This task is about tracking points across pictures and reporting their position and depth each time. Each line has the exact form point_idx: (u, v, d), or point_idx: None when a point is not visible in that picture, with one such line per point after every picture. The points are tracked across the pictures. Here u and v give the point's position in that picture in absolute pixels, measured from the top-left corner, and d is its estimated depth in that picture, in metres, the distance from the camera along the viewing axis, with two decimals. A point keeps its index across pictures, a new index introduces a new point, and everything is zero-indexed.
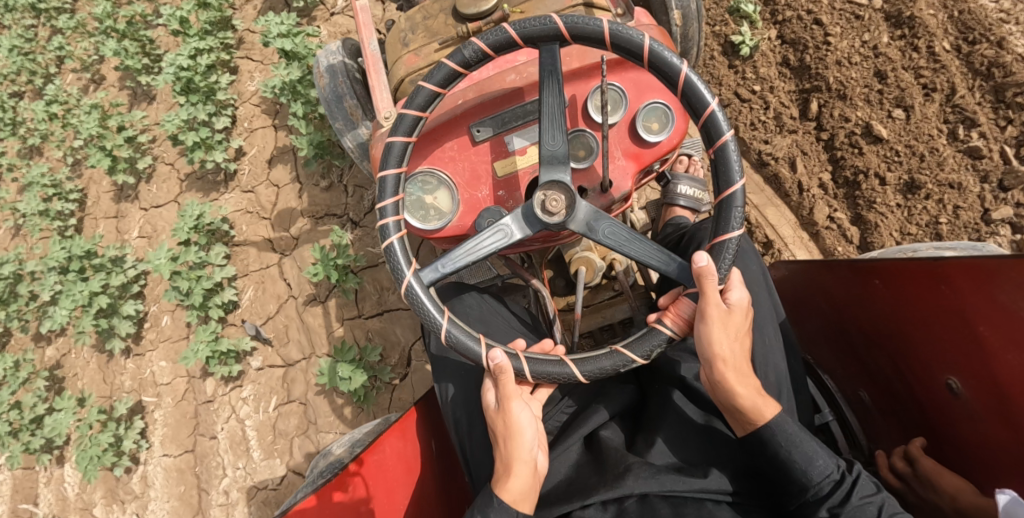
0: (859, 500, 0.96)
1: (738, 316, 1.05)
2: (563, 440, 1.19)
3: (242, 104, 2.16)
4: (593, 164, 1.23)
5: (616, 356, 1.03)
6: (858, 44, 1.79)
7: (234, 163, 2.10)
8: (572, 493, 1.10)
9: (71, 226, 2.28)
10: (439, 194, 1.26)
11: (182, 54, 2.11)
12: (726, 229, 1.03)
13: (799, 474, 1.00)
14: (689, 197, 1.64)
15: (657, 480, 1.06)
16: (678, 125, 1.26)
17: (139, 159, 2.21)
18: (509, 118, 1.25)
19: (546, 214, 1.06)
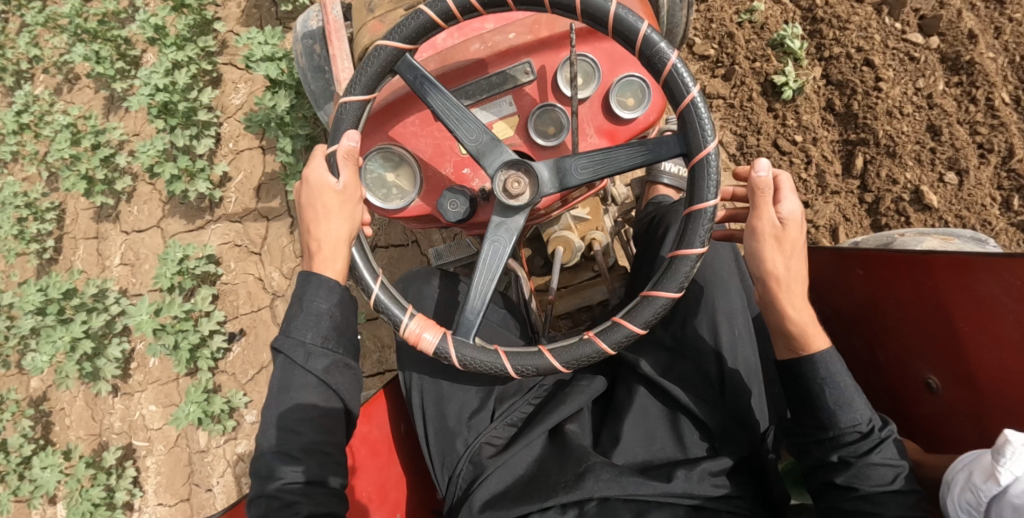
0: (878, 458, 0.94)
1: (794, 229, 0.99)
2: (526, 434, 1.09)
3: (227, 120, 2.06)
4: (563, 142, 1.15)
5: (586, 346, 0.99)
6: (911, 90, 1.70)
7: (219, 190, 2.01)
8: (530, 492, 1.02)
9: (49, 249, 2.18)
10: (400, 171, 1.17)
11: (157, 70, 1.99)
12: (688, 245, 0.96)
13: (828, 417, 0.98)
14: (673, 175, 1.56)
15: (619, 484, 0.99)
16: (656, 101, 1.16)
17: (118, 179, 2.09)
18: (473, 91, 1.15)
19: (508, 195, 1.02)
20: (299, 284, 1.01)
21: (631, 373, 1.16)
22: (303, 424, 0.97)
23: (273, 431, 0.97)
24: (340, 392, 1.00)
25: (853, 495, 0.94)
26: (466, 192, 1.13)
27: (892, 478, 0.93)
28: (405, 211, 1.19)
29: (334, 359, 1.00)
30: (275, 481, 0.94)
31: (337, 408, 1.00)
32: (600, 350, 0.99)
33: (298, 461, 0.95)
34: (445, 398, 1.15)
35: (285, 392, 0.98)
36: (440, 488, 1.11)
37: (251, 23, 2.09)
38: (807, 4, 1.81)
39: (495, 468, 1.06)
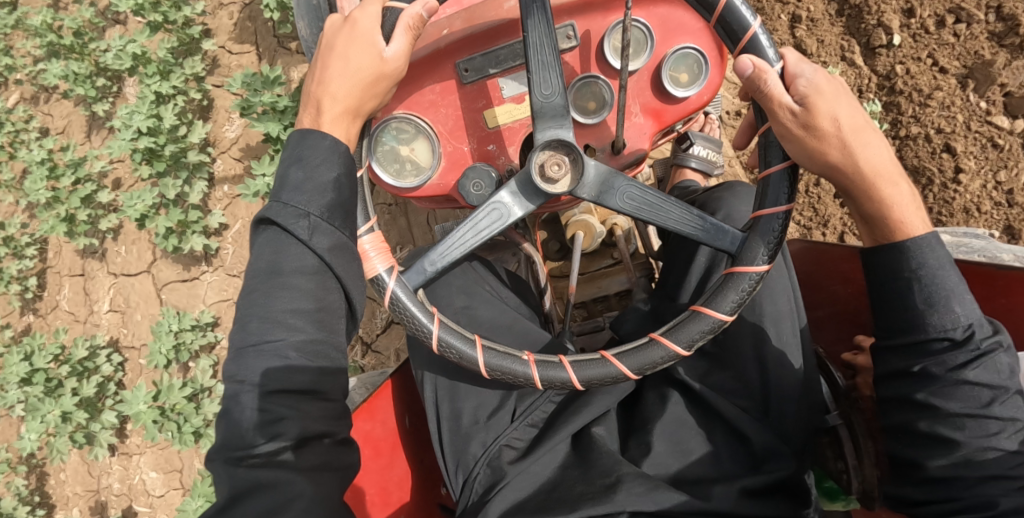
0: (973, 375, 0.88)
1: (828, 89, 0.93)
2: (550, 438, 1.08)
3: (220, 155, 2.04)
4: (605, 120, 1.05)
5: (608, 366, 0.95)
6: (991, 184, 1.67)
7: (216, 242, 2.02)
8: (552, 504, 1.00)
9: (30, 289, 2.22)
10: (417, 145, 1.07)
11: (141, 108, 1.98)
12: (750, 261, 0.93)
13: (915, 325, 0.92)
14: (702, 159, 1.51)
15: (652, 498, 0.97)
16: (713, 78, 1.05)
17: (103, 218, 2.11)
18: (505, 57, 1.03)
19: (548, 180, 0.94)
20: (294, 141, 0.92)
21: (665, 379, 1.15)
22: (297, 318, 0.87)
23: (258, 323, 0.87)
24: (340, 275, 0.90)
25: (936, 414, 0.90)
26: (492, 172, 1.06)
27: (986, 400, 0.89)
28: (420, 189, 1.09)
29: (338, 240, 0.90)
30: (253, 391, 0.84)
31: (335, 303, 0.91)
32: (623, 372, 0.95)
33: (286, 368, 0.86)
34: (460, 395, 1.15)
35: (276, 275, 0.88)
36: (454, 493, 1.09)
37: (245, 40, 2.07)
38: (885, 71, 1.76)
39: (515, 475, 1.04)
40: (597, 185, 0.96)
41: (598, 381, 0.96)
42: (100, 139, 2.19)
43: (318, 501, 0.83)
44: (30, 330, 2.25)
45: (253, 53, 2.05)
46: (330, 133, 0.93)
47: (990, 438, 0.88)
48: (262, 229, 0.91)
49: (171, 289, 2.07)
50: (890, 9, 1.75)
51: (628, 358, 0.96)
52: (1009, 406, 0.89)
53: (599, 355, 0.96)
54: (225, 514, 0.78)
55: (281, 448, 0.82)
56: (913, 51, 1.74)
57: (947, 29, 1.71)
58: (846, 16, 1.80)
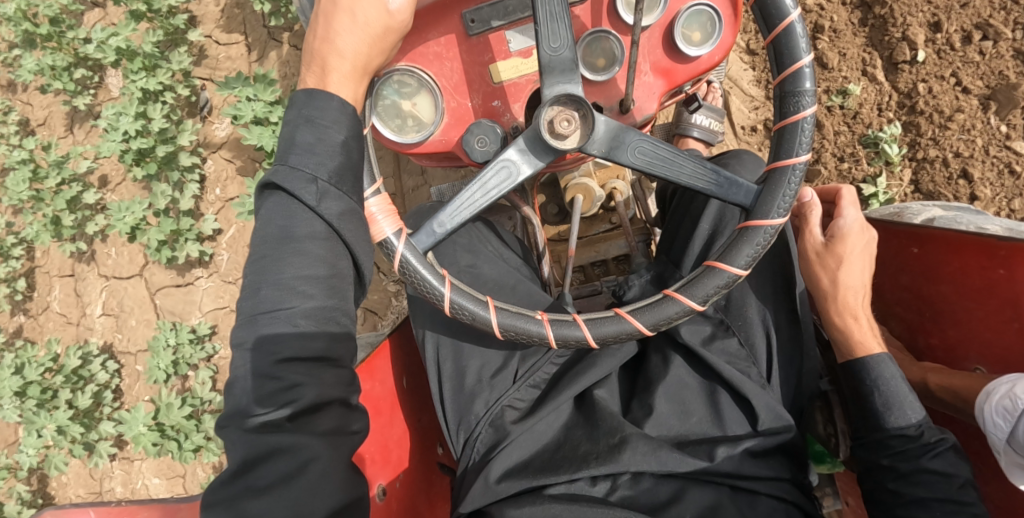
0: (932, 465, 0.96)
1: (857, 234, 1.07)
2: (553, 398, 1.05)
3: (211, 155, 2.05)
4: (613, 76, 0.99)
5: (623, 324, 0.90)
6: (1004, 212, 1.68)
7: (211, 249, 2.04)
8: (557, 463, 1.00)
9: (20, 291, 2.22)
10: (419, 100, 1.01)
11: (128, 110, 1.97)
12: (765, 214, 0.89)
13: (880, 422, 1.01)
14: (705, 129, 1.49)
15: (656, 459, 0.97)
16: (724, 38, 1.00)
17: (90, 219, 2.11)
18: (512, 8, 0.99)
19: (557, 135, 0.89)
20: (299, 102, 0.85)
21: (668, 340, 1.11)
22: (308, 285, 0.82)
23: (270, 290, 0.81)
24: (348, 241, 0.85)
25: (902, 480, 0.98)
26: (497, 128, 0.99)
27: (952, 486, 0.95)
28: (422, 145, 1.04)
29: (348, 206, 0.85)
30: (268, 358, 0.80)
31: (346, 268, 0.86)
32: (638, 328, 0.90)
33: (299, 335, 0.81)
34: (464, 354, 1.12)
35: (285, 241, 0.82)
36: (456, 452, 1.08)
37: (233, 29, 2.06)
38: (906, 89, 1.76)
39: (519, 434, 1.03)
40: (608, 141, 0.92)
41: (613, 337, 0.91)
42: (83, 133, 2.17)
43: (336, 462, 0.80)
44: (22, 332, 2.24)
45: (242, 43, 2.05)
46: (338, 94, 0.86)
47: (959, 503, 0.94)
48: (269, 195, 0.85)
49: (166, 293, 2.09)
50: (916, 21, 1.73)
51: (643, 315, 0.91)
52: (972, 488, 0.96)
53: (613, 313, 0.92)
54: (243, 477, 0.76)
55: (300, 413, 0.79)
56: (936, 68, 1.73)
57: (973, 46, 1.70)
58: (870, 26, 1.79)
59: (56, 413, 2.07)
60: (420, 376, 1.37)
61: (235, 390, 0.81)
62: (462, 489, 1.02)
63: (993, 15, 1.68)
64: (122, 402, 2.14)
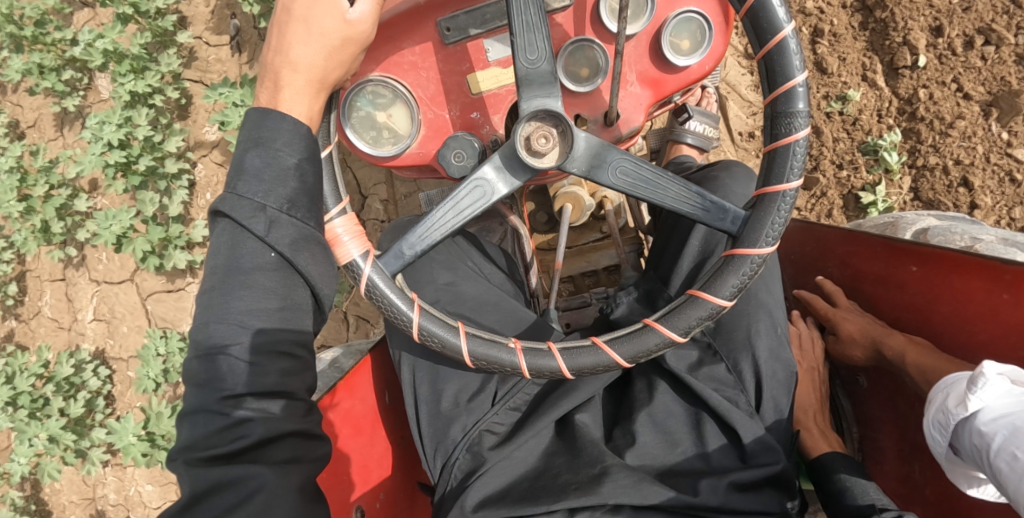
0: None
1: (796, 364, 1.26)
2: (534, 422, 1.05)
3: (201, 159, 2.04)
4: (598, 87, 0.99)
5: (600, 354, 0.90)
6: (1004, 220, 1.69)
7: (201, 256, 2.03)
8: (536, 492, 0.98)
9: (11, 296, 2.19)
10: (394, 111, 1.00)
11: (110, 121, 1.94)
12: (753, 243, 0.88)
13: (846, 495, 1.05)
14: (698, 135, 1.49)
15: (639, 492, 0.96)
16: (714, 47, 1.00)
17: (79, 224, 2.09)
18: (490, 16, 0.98)
19: (534, 153, 0.89)
20: (253, 120, 0.84)
21: (654, 366, 1.12)
22: (255, 318, 0.81)
23: (217, 327, 0.80)
24: (308, 275, 0.85)
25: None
26: (475, 142, 0.98)
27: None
28: (399, 158, 1.02)
29: (301, 232, 0.84)
30: (213, 394, 0.79)
31: (303, 302, 0.86)
32: (615, 359, 0.90)
33: (253, 373, 0.80)
34: (441, 378, 1.11)
35: (234, 273, 0.81)
36: (433, 476, 1.06)
37: (223, 30, 2.03)
38: (907, 94, 1.75)
39: (495, 462, 1.02)
40: (588, 160, 0.91)
41: (590, 370, 0.91)
42: (73, 134, 2.15)
43: (288, 491, 0.77)
44: (13, 336, 2.22)
45: (232, 45, 2.03)
46: (291, 113, 0.85)
47: None
48: (218, 224, 0.84)
49: (157, 300, 2.07)
50: (918, 25, 1.73)
51: (621, 345, 0.91)
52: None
53: (590, 342, 0.91)
54: (188, 513, 0.73)
55: (247, 449, 0.77)
56: (938, 74, 1.73)
57: (975, 51, 1.70)
58: (870, 31, 1.79)
59: (48, 422, 2.05)
60: None
61: (185, 424, 0.79)
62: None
63: (996, 19, 1.68)
64: (114, 408, 2.13)
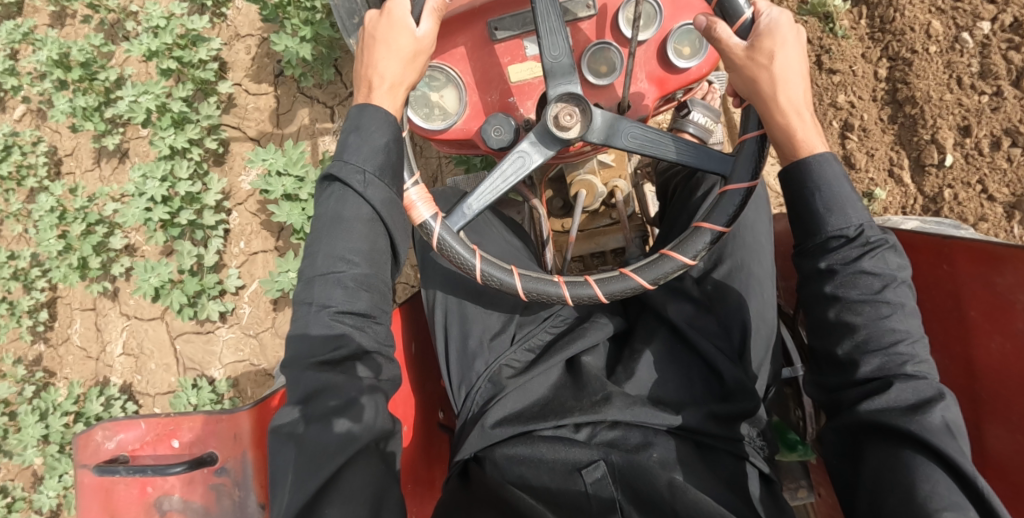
0: (868, 265, 0.96)
1: (775, 40, 1.01)
2: (545, 361, 1.20)
3: (237, 207, 2.21)
4: (613, 82, 1.14)
5: (626, 280, 1.05)
6: None
7: (233, 303, 2.17)
8: (545, 413, 1.15)
9: (42, 322, 2.36)
10: (446, 93, 1.18)
11: (154, 176, 2.12)
12: (739, 178, 1.05)
13: (815, 221, 0.99)
14: (700, 126, 1.59)
15: (632, 412, 1.12)
16: (711, 54, 1.16)
17: (114, 262, 2.25)
18: (531, 20, 1.15)
19: (561, 129, 1.05)
20: (353, 116, 1.02)
21: (657, 321, 1.24)
22: (355, 254, 1.00)
23: (323, 258, 1.00)
24: (390, 225, 1.02)
25: (841, 304, 0.98)
26: (510, 120, 1.15)
27: (878, 287, 0.96)
28: (446, 133, 1.20)
29: (389, 195, 1.02)
30: (324, 311, 0.98)
31: (383, 246, 1.03)
32: (640, 283, 1.05)
33: (347, 294, 0.99)
34: (469, 321, 1.26)
35: (337, 221, 1.00)
36: (456, 405, 1.22)
37: (262, 78, 2.24)
38: (932, 193, 1.83)
39: (514, 388, 1.17)
40: (605, 129, 1.07)
41: (621, 294, 1.06)
42: (109, 167, 2.35)
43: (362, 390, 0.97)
44: (42, 360, 2.39)
45: (271, 93, 2.23)
46: (381, 106, 1.03)
47: (881, 321, 0.96)
48: (326, 185, 1.03)
49: (186, 340, 2.22)
50: (946, 124, 1.82)
51: (643, 272, 1.05)
52: (900, 292, 0.97)
53: (618, 272, 1.06)
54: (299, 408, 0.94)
55: (345, 357, 0.97)
56: (963, 174, 1.80)
57: (1001, 151, 1.77)
58: (899, 125, 1.89)
59: None
60: (429, 344, 1.53)
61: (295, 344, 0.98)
62: (462, 438, 1.17)
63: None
64: None
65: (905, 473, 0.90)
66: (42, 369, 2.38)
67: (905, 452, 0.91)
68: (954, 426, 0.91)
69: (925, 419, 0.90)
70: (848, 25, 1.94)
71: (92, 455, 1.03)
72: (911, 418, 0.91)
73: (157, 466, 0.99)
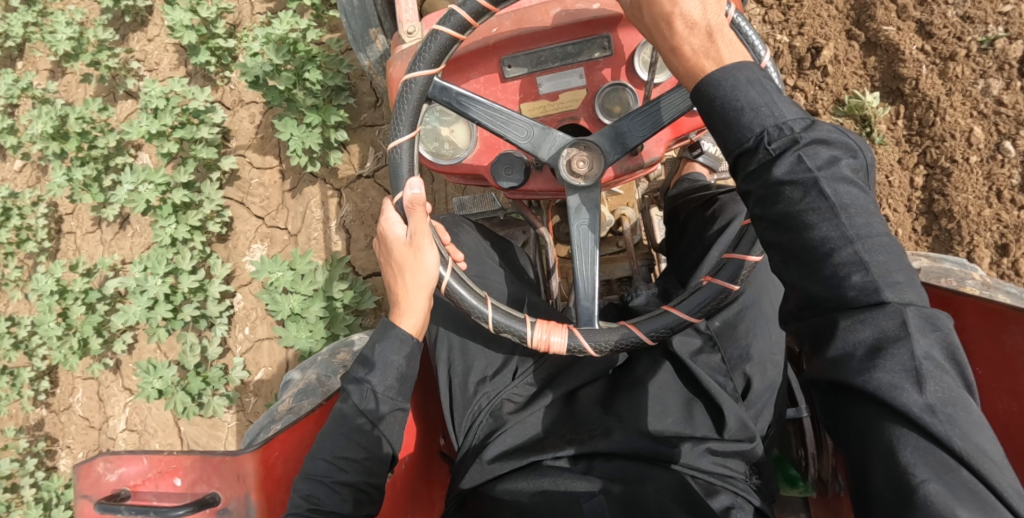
0: (786, 173, 0.74)
1: None
2: (543, 396, 1.21)
3: (241, 290, 2.15)
4: None
5: (669, 315, 1.04)
6: None
7: (238, 393, 2.07)
8: (543, 443, 1.15)
9: (44, 390, 2.31)
10: (456, 128, 1.16)
11: (158, 270, 2.09)
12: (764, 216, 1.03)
13: (728, 126, 0.79)
14: (709, 155, 1.63)
15: (626, 443, 1.11)
16: None
17: (116, 339, 2.20)
18: (545, 58, 1.13)
19: (571, 175, 1.04)
20: (380, 336, 1.08)
21: (660, 350, 1.24)
22: (350, 464, 1.04)
23: (322, 464, 1.04)
24: (387, 435, 1.06)
25: (773, 227, 0.77)
26: (522, 158, 1.14)
27: (801, 199, 0.74)
28: (455, 167, 1.19)
29: (391, 408, 1.07)
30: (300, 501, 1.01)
31: (384, 452, 1.07)
32: (687, 317, 1.04)
33: (336, 494, 1.02)
34: (470, 352, 1.26)
35: (339, 424, 1.05)
36: (457, 439, 1.23)
37: (267, 151, 2.18)
38: None
39: (514, 423, 1.19)
40: None
41: (660, 333, 1.04)
42: (110, 231, 2.31)
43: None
44: (43, 425, 2.34)
45: (275, 167, 2.17)
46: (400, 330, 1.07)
47: (816, 238, 0.74)
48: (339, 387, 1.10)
49: (190, 423, 2.13)
50: (982, 241, 1.73)
51: (684, 305, 1.05)
52: (847, 204, 0.74)
53: (661, 309, 1.05)
54: None
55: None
56: None
57: None
58: (933, 237, 1.79)
59: None
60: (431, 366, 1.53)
61: None
62: (461, 470, 1.18)
63: None
64: None
65: (876, 442, 0.70)
66: (44, 435, 2.33)
67: (886, 421, 0.70)
68: (931, 372, 0.69)
69: (880, 378, 0.70)
70: (886, 130, 1.83)
71: (93, 486, 1.03)
72: (863, 377, 0.71)
73: (160, 508, 0.99)
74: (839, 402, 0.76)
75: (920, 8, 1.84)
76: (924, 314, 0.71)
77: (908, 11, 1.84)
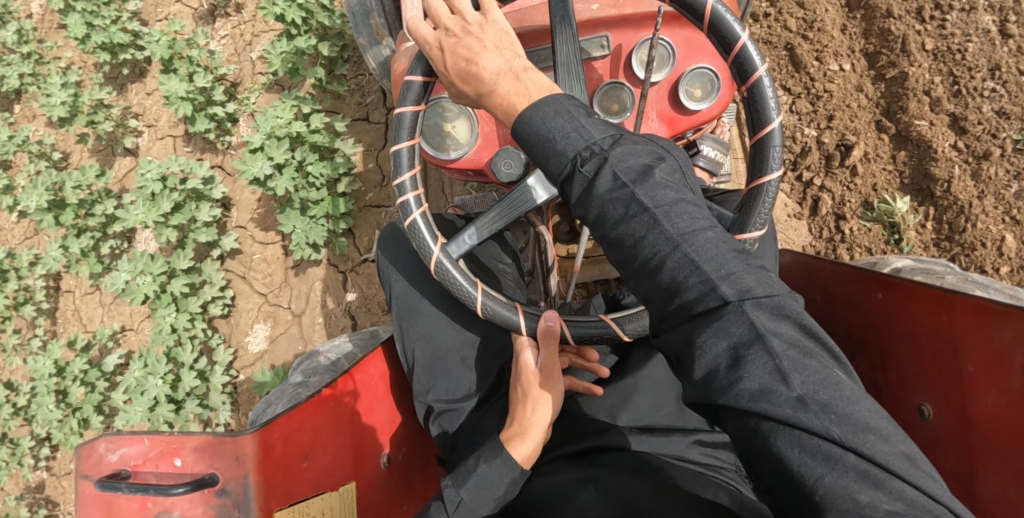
0: (604, 190, 0.83)
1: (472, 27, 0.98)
2: None
3: (243, 371, 2.14)
4: (625, 120, 1.16)
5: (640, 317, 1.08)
6: None
7: None
8: (543, 449, 1.22)
9: (44, 456, 2.31)
10: (459, 123, 1.20)
11: (155, 375, 2.04)
12: (742, 230, 1.04)
13: (550, 158, 0.88)
14: (710, 159, 1.60)
15: (621, 435, 1.15)
16: (722, 96, 1.17)
17: (114, 419, 2.19)
18: (545, 56, 1.16)
19: None
20: (491, 451, 1.08)
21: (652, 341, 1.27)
22: None
23: None
24: None
25: (618, 245, 0.84)
26: (521, 154, 1.17)
27: (624, 213, 0.82)
28: (457, 162, 1.22)
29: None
30: None
31: None
32: None
33: None
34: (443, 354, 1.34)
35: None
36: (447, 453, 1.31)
37: (270, 225, 2.19)
38: None
39: None
40: None
41: (633, 331, 1.09)
42: (111, 294, 2.32)
43: None
44: (43, 487, 2.34)
45: (277, 242, 2.19)
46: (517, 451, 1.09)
47: (649, 241, 0.80)
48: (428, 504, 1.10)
49: None
50: None
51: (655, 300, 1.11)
52: (663, 208, 0.81)
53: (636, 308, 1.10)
54: None
55: None
56: None
57: None
58: None
59: None
60: None
61: None
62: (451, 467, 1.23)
63: None
64: None
65: (760, 448, 0.70)
66: (44, 499, 2.34)
67: (756, 424, 0.70)
68: (790, 365, 0.71)
69: (744, 387, 0.71)
70: (915, 236, 1.78)
71: (95, 466, 1.03)
72: (726, 388, 0.72)
73: (160, 486, 1.01)
74: (714, 416, 0.77)
75: (954, 101, 1.78)
76: (766, 306, 0.74)
77: (942, 105, 1.78)
